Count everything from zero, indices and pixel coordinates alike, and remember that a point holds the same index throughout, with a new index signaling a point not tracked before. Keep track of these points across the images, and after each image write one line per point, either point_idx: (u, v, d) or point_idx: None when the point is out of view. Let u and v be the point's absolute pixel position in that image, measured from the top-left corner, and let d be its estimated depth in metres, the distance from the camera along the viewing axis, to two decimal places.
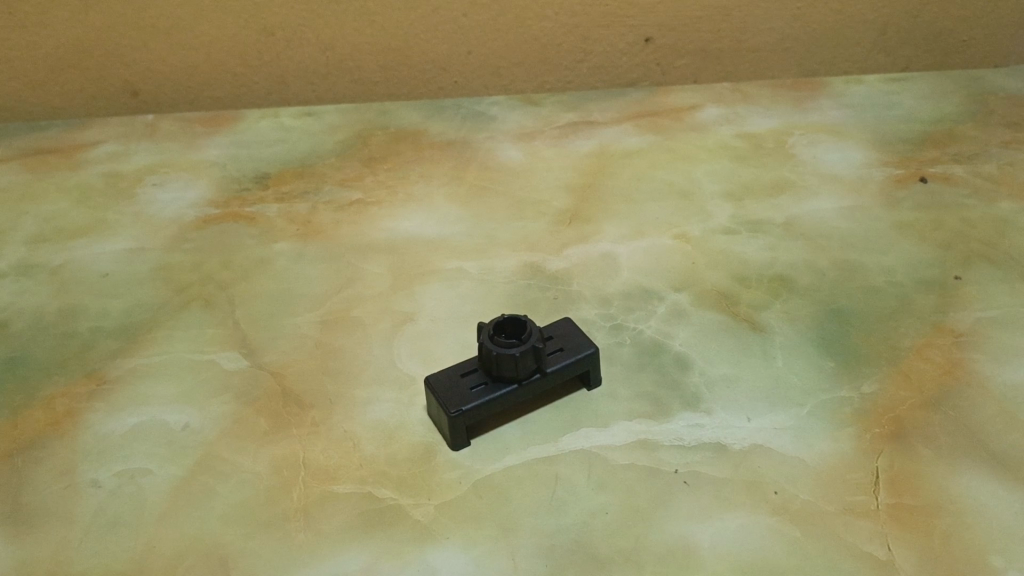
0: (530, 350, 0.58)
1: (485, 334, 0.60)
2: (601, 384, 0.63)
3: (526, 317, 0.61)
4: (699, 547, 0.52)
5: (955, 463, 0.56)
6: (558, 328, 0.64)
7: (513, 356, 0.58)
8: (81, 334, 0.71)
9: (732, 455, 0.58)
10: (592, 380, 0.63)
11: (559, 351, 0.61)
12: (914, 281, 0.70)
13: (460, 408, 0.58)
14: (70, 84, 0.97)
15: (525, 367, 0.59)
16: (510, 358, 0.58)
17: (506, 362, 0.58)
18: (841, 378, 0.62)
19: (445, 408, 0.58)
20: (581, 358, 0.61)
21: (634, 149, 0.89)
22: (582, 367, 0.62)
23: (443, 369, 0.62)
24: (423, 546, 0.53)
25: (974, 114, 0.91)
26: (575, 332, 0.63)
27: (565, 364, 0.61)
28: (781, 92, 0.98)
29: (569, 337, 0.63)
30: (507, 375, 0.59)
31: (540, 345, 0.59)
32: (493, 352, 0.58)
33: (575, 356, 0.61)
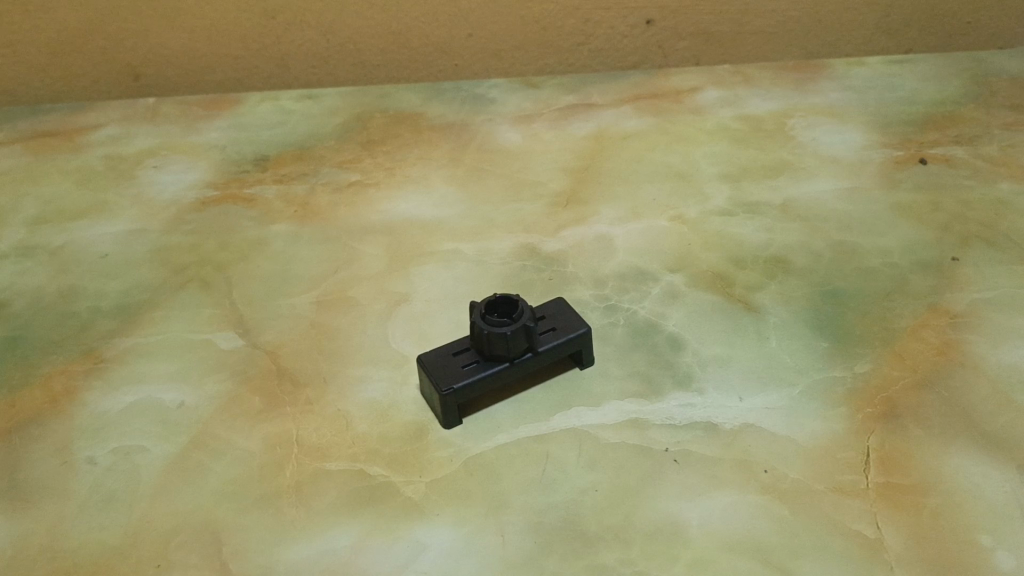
0: (521, 329, 0.58)
1: (476, 313, 0.60)
2: (594, 363, 0.63)
3: (518, 296, 0.61)
4: (688, 525, 0.52)
5: (947, 443, 0.56)
6: (551, 308, 0.64)
7: (505, 335, 0.58)
8: (79, 314, 0.71)
9: (723, 434, 0.58)
10: (586, 359, 0.63)
11: (551, 331, 0.62)
12: (910, 262, 0.70)
13: (452, 386, 0.58)
14: (72, 67, 0.97)
15: (517, 345, 0.59)
16: (501, 336, 0.58)
17: (498, 341, 0.58)
18: (834, 359, 0.62)
19: (437, 386, 0.58)
20: (573, 338, 0.61)
21: (633, 132, 0.89)
22: (574, 346, 0.62)
23: (436, 349, 0.63)
24: (414, 523, 0.54)
25: (976, 96, 0.90)
26: (568, 312, 0.63)
27: (557, 343, 0.61)
28: (782, 74, 0.98)
29: (561, 316, 0.63)
30: (499, 354, 0.59)
31: (532, 324, 0.59)
32: (484, 331, 0.58)
33: (568, 335, 0.61)
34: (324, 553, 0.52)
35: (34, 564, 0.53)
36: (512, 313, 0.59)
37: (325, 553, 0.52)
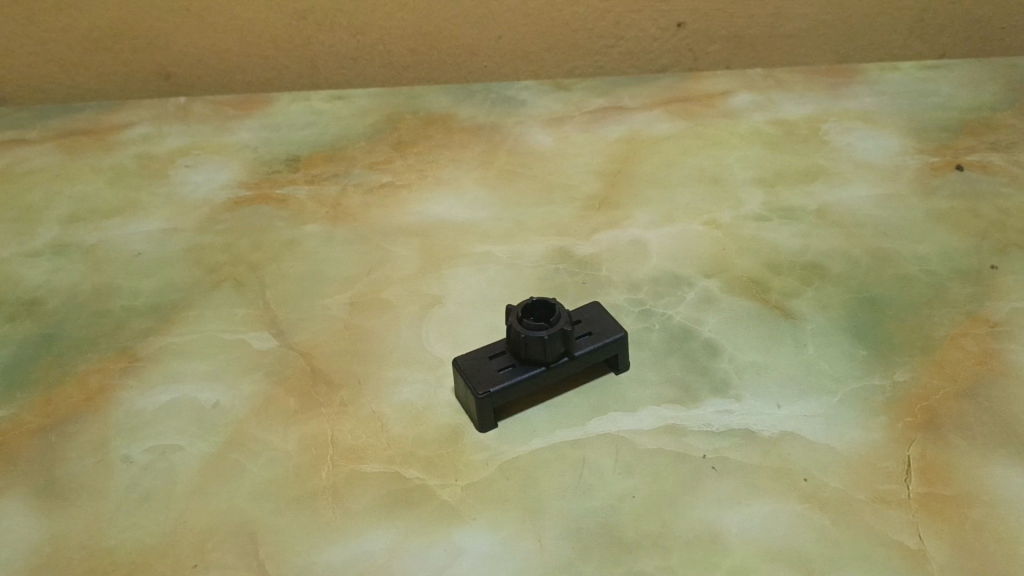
0: (558, 333, 0.58)
1: (513, 316, 0.60)
2: (629, 368, 0.63)
3: (554, 299, 0.61)
4: (727, 533, 0.52)
5: (989, 454, 0.55)
6: (587, 312, 0.64)
7: (542, 338, 0.58)
8: (114, 312, 0.71)
9: (761, 442, 0.57)
10: (622, 364, 0.63)
11: (587, 335, 0.61)
12: (948, 269, 0.69)
13: (488, 390, 0.58)
14: (104, 66, 0.98)
15: (554, 350, 0.59)
16: (538, 340, 0.58)
17: (535, 345, 0.58)
18: (873, 367, 0.62)
19: (473, 389, 0.58)
20: (609, 342, 0.61)
21: (665, 136, 0.89)
22: (611, 351, 0.61)
23: (471, 352, 0.63)
24: (451, 527, 0.53)
25: (1012, 102, 0.89)
26: (604, 317, 0.63)
27: (593, 348, 0.61)
28: (815, 78, 0.97)
29: (597, 321, 0.63)
30: (534, 359, 0.59)
31: (569, 328, 0.59)
32: (521, 334, 0.58)
33: (604, 340, 0.61)
34: (361, 555, 0.52)
35: (73, 562, 0.53)
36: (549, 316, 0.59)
37: (362, 555, 0.52)
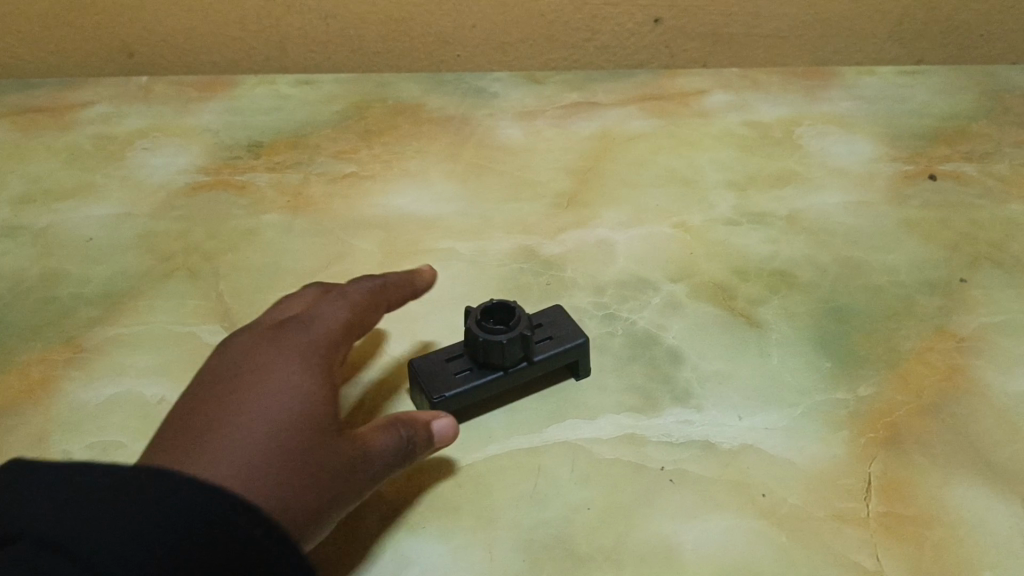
0: (517, 338, 0.57)
1: (472, 319, 0.58)
2: (590, 374, 0.62)
3: (515, 303, 0.59)
4: (683, 549, 0.51)
5: (950, 473, 0.54)
6: (548, 316, 0.62)
7: (501, 343, 0.56)
8: (62, 300, 0.69)
9: (721, 454, 0.56)
10: (583, 371, 0.61)
11: (547, 340, 0.60)
12: (917, 281, 0.68)
13: (443, 395, 0.56)
14: (64, 41, 0.95)
15: (512, 354, 0.57)
16: (497, 344, 0.56)
17: (494, 349, 0.56)
18: (838, 379, 0.61)
19: (428, 393, 0.56)
20: (570, 348, 0.59)
21: (637, 134, 0.87)
22: (571, 357, 0.60)
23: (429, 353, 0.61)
24: (400, 536, 0.52)
25: (988, 111, 0.88)
26: (566, 321, 0.62)
27: (553, 354, 0.59)
28: (792, 80, 0.96)
29: (559, 326, 0.61)
30: (493, 363, 0.58)
31: (529, 333, 0.57)
32: (480, 338, 0.57)
33: (565, 345, 0.59)
34: None
35: None
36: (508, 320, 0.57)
37: None
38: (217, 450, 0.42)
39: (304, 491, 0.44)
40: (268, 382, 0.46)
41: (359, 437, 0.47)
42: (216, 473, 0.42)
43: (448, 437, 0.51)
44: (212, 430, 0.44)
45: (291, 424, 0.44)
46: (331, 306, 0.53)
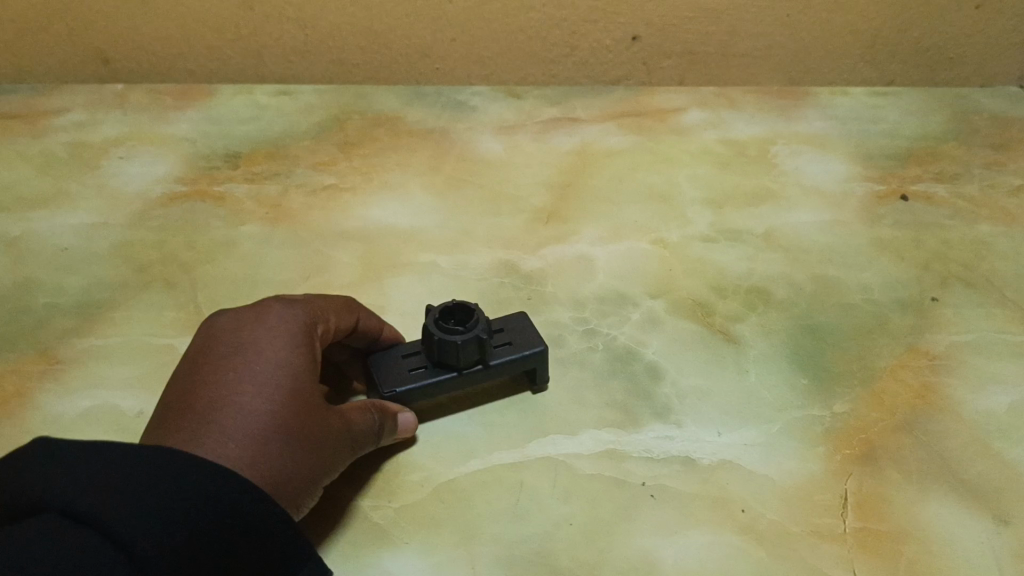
0: (473, 340, 0.57)
1: (431, 317, 0.58)
2: (547, 386, 0.62)
3: (477, 306, 0.59)
4: (663, 564, 0.51)
5: (924, 489, 0.55)
6: (511, 323, 0.63)
7: (456, 344, 0.56)
8: (35, 310, 0.68)
9: (700, 470, 0.57)
10: (540, 382, 0.62)
11: (506, 346, 0.60)
12: (891, 300, 0.70)
13: (394, 389, 0.57)
14: (36, 47, 0.94)
15: (467, 357, 0.57)
16: (452, 344, 0.57)
17: (448, 349, 0.57)
18: (814, 396, 0.62)
19: (379, 386, 0.57)
20: (527, 356, 0.60)
21: (615, 150, 0.88)
22: (528, 365, 0.60)
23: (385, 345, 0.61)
24: (382, 551, 0.52)
25: (957, 133, 0.90)
26: (528, 329, 0.62)
27: (509, 360, 0.59)
28: (766, 100, 0.97)
29: (521, 334, 0.62)
30: (448, 363, 0.58)
31: (486, 336, 0.58)
32: (436, 337, 0.57)
33: (522, 352, 0.60)
34: None
35: None
36: (467, 321, 0.58)
37: None
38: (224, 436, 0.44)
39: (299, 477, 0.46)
40: (262, 358, 0.48)
41: (347, 423, 0.50)
42: (219, 451, 0.43)
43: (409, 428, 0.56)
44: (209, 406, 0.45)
45: (287, 405, 0.46)
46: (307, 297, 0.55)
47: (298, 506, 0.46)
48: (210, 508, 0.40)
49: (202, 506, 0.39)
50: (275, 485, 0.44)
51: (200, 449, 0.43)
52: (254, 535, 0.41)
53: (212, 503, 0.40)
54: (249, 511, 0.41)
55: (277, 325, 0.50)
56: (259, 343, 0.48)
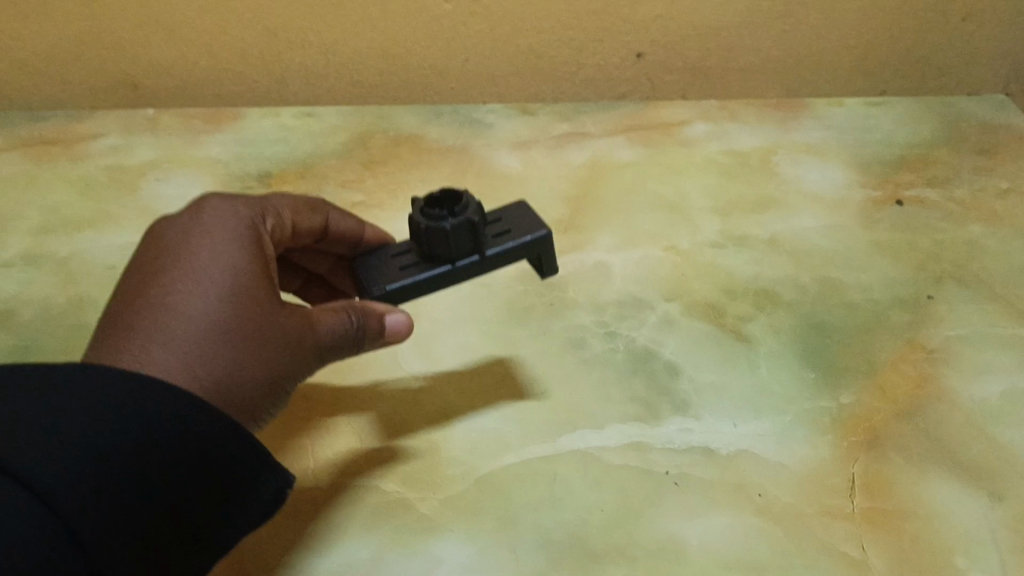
0: (462, 225, 0.56)
1: (416, 205, 0.57)
2: (554, 275, 0.63)
3: (464, 189, 0.58)
4: (688, 544, 0.56)
5: (925, 471, 0.60)
6: (509, 212, 0.62)
7: (443, 230, 0.56)
8: (91, 325, 0.73)
9: (719, 458, 0.61)
10: (546, 267, 0.62)
11: (502, 235, 0.60)
12: (889, 298, 0.75)
13: (385, 288, 0.58)
14: (71, 75, 0.98)
15: (459, 245, 0.57)
16: (441, 231, 0.56)
17: (437, 236, 0.56)
18: (821, 389, 0.66)
19: (371, 287, 0.59)
20: (523, 244, 0.60)
21: (625, 163, 0.93)
22: (526, 251, 0.60)
23: (378, 247, 0.63)
24: (430, 538, 0.57)
25: (947, 140, 0.96)
26: (526, 217, 0.62)
27: (505, 248, 0.59)
28: (766, 112, 1.02)
29: (519, 220, 0.61)
30: (439, 253, 0.58)
31: (477, 220, 0.57)
32: (422, 225, 0.56)
33: (518, 241, 0.60)
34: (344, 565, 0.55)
35: None
36: (454, 205, 0.57)
37: (345, 565, 0.55)
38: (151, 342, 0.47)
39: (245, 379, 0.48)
40: (200, 271, 0.50)
41: (305, 325, 0.52)
42: (149, 364, 0.46)
43: (400, 329, 0.56)
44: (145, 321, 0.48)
45: (222, 314, 0.48)
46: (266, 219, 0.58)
47: (252, 409, 0.49)
48: (131, 432, 0.42)
49: (121, 431, 0.42)
50: (209, 386, 0.47)
51: (129, 361, 0.46)
52: (185, 449, 0.43)
53: (131, 426, 0.42)
54: (172, 425, 0.43)
55: (217, 238, 0.52)
56: (197, 257, 0.51)
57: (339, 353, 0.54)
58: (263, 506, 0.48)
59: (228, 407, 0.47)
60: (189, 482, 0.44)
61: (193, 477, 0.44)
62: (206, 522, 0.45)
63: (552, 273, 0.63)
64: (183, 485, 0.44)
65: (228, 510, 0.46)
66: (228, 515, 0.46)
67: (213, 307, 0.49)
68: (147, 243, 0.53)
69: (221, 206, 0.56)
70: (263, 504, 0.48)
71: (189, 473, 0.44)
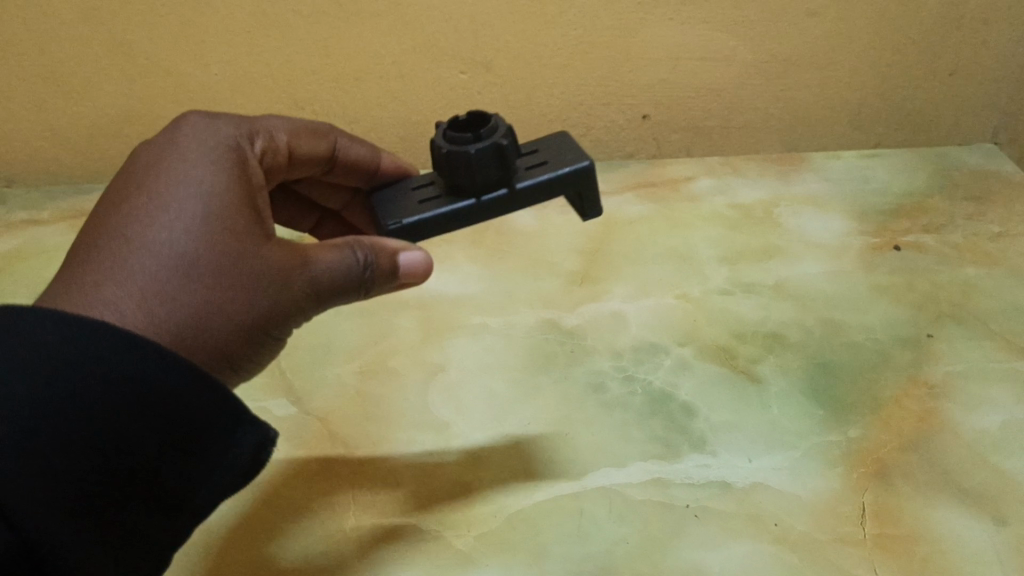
0: (486, 152, 0.53)
1: (442, 129, 0.55)
2: (599, 217, 0.59)
3: (493, 114, 0.56)
4: (710, 571, 0.60)
5: (931, 498, 0.64)
6: (546, 150, 0.60)
7: (466, 155, 0.53)
8: None
9: (736, 491, 0.65)
10: (590, 208, 0.58)
11: (533, 170, 0.57)
12: (891, 337, 0.79)
13: (399, 222, 0.57)
14: (110, 150, 1.05)
15: (485, 174, 0.54)
16: (463, 155, 0.53)
17: (460, 162, 0.54)
18: (830, 424, 0.70)
19: (385, 219, 0.58)
20: (553, 179, 0.57)
21: (635, 217, 0.98)
22: (557, 186, 0.57)
23: (404, 184, 0.62)
24: (468, 572, 0.60)
25: (941, 188, 1.01)
26: (565, 154, 0.59)
27: (534, 184, 0.56)
28: (767, 166, 1.08)
29: (554, 157, 0.59)
30: (464, 183, 0.55)
31: (505, 146, 0.54)
32: (445, 150, 0.54)
33: (549, 176, 0.57)
34: None
35: None
36: (480, 129, 0.54)
37: None
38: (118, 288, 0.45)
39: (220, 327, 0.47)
40: (167, 205, 0.48)
41: (289, 268, 0.50)
42: (114, 311, 0.44)
43: (418, 268, 0.55)
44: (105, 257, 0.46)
45: (195, 259, 0.46)
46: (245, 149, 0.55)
47: (229, 355, 0.48)
48: (77, 394, 0.41)
49: (67, 392, 0.41)
50: (180, 335, 0.45)
51: (94, 307, 0.44)
52: (139, 407, 0.43)
53: (77, 386, 0.41)
54: (122, 382, 0.42)
55: (190, 169, 0.50)
56: (167, 189, 0.49)
57: (331, 293, 0.52)
58: (237, 462, 0.48)
59: (202, 355, 0.46)
60: (147, 442, 0.43)
61: (152, 434, 0.44)
62: (174, 479, 0.45)
63: (597, 213, 0.59)
64: (143, 445, 0.43)
65: (197, 469, 0.46)
66: (199, 472, 0.46)
67: (179, 244, 0.46)
68: (117, 175, 0.51)
69: (198, 134, 0.53)
70: (235, 462, 0.47)
71: (160, 445, 0.44)
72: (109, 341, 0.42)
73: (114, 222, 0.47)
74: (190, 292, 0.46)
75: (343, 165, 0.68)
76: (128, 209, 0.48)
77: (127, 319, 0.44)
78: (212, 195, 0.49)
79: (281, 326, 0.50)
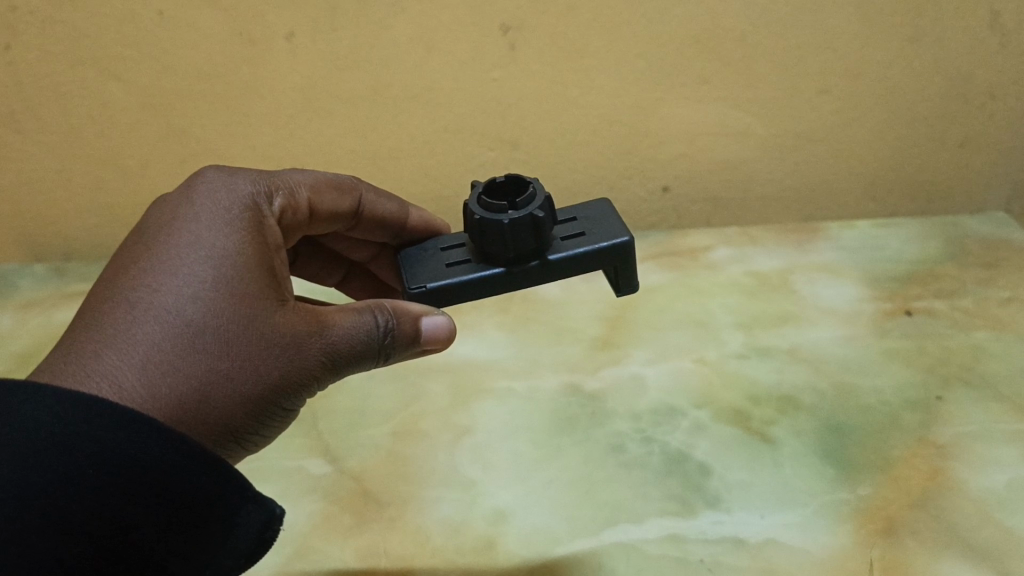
0: (521, 224, 0.57)
1: (480, 195, 0.59)
2: (633, 293, 0.64)
3: (531, 182, 0.59)
4: None
5: (939, 555, 0.67)
6: (585, 223, 0.64)
7: (501, 225, 0.57)
8: None
9: (750, 546, 0.68)
10: (623, 282, 0.62)
11: (565, 243, 0.61)
12: (902, 400, 0.82)
13: (423, 286, 0.61)
14: None
15: (520, 244, 0.58)
16: (498, 226, 0.57)
17: (494, 230, 0.58)
18: (840, 483, 0.73)
19: (410, 283, 0.62)
20: (583, 254, 0.61)
21: (655, 285, 1.03)
22: (587, 260, 0.61)
23: (433, 243, 0.67)
24: None
25: (953, 256, 1.04)
26: (603, 227, 0.63)
27: (562, 258, 0.60)
28: (784, 237, 1.12)
29: (591, 228, 0.63)
30: (498, 250, 0.59)
31: (540, 219, 0.58)
32: (480, 217, 0.58)
33: (578, 251, 0.61)
34: None
35: None
36: (518, 199, 0.58)
37: None
38: (122, 359, 0.48)
39: (223, 396, 0.49)
40: (178, 273, 0.51)
41: (298, 336, 0.53)
42: (118, 384, 0.47)
43: (440, 332, 0.59)
44: (111, 323, 0.49)
45: (201, 331, 0.49)
46: (262, 214, 0.59)
47: (234, 426, 0.50)
48: (74, 473, 0.43)
49: (65, 470, 0.43)
50: (182, 406, 0.48)
51: (99, 379, 0.47)
52: (134, 488, 0.44)
53: (74, 465, 0.43)
54: (120, 465, 0.44)
55: (203, 235, 0.54)
56: (178, 256, 0.52)
57: (344, 360, 0.55)
58: (241, 542, 0.49)
59: (206, 424, 0.49)
60: (146, 524, 0.45)
61: (151, 516, 0.45)
62: (174, 560, 0.46)
63: (630, 288, 0.63)
64: (140, 524, 0.45)
65: (197, 549, 0.47)
66: (199, 553, 0.47)
67: (186, 313, 0.50)
68: (134, 238, 0.55)
69: (215, 199, 0.57)
70: (239, 542, 0.49)
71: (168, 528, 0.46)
72: (110, 423, 0.44)
73: (123, 287, 0.51)
74: (192, 363, 0.49)
75: (369, 217, 0.73)
76: (138, 275, 0.51)
77: (129, 391, 0.47)
78: (222, 263, 0.52)
79: (288, 395, 0.53)
